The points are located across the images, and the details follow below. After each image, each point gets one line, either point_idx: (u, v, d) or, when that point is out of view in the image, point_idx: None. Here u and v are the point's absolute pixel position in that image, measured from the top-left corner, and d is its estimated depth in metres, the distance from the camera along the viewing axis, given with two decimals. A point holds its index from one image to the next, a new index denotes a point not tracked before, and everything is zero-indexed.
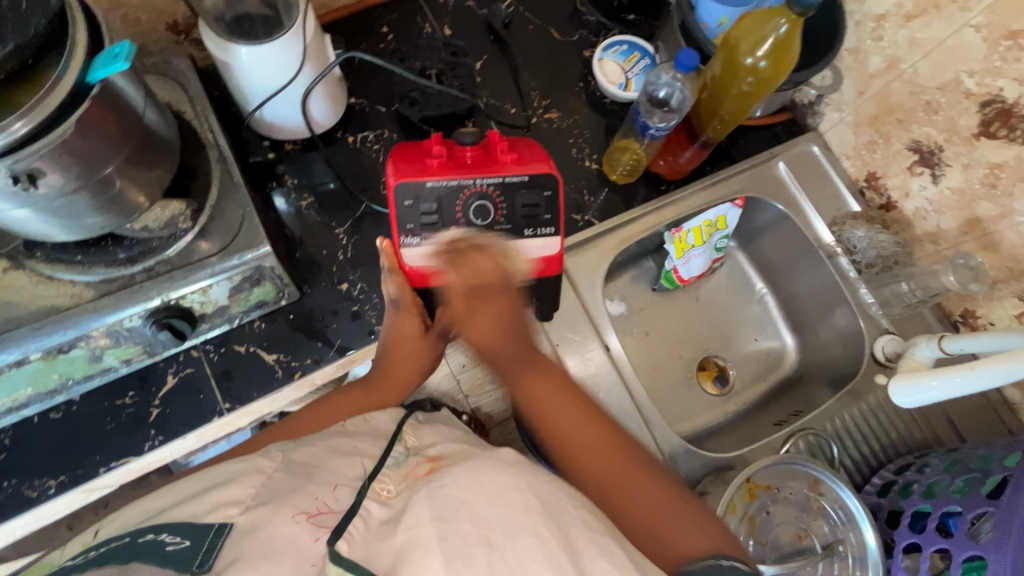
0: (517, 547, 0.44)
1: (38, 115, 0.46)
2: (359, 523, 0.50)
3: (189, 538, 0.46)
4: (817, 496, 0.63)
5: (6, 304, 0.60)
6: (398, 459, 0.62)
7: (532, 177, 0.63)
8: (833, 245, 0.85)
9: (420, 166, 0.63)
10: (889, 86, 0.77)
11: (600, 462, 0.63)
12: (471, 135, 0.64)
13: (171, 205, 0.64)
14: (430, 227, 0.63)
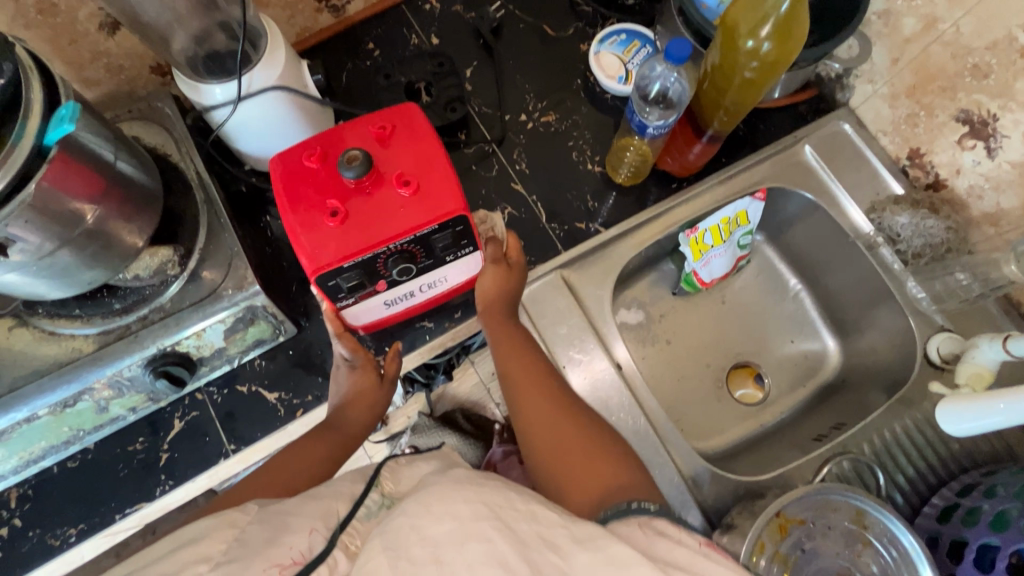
0: (469, 553, 0.40)
1: (8, 173, 0.47)
2: (325, 571, 0.45)
3: None
4: (862, 529, 0.56)
5: (11, 363, 0.62)
6: (371, 508, 0.55)
7: (442, 221, 0.58)
8: (872, 234, 0.76)
9: (323, 232, 0.57)
10: (927, 50, 0.67)
11: (551, 428, 0.62)
12: (355, 171, 0.56)
13: (159, 252, 0.64)
14: (359, 291, 0.61)
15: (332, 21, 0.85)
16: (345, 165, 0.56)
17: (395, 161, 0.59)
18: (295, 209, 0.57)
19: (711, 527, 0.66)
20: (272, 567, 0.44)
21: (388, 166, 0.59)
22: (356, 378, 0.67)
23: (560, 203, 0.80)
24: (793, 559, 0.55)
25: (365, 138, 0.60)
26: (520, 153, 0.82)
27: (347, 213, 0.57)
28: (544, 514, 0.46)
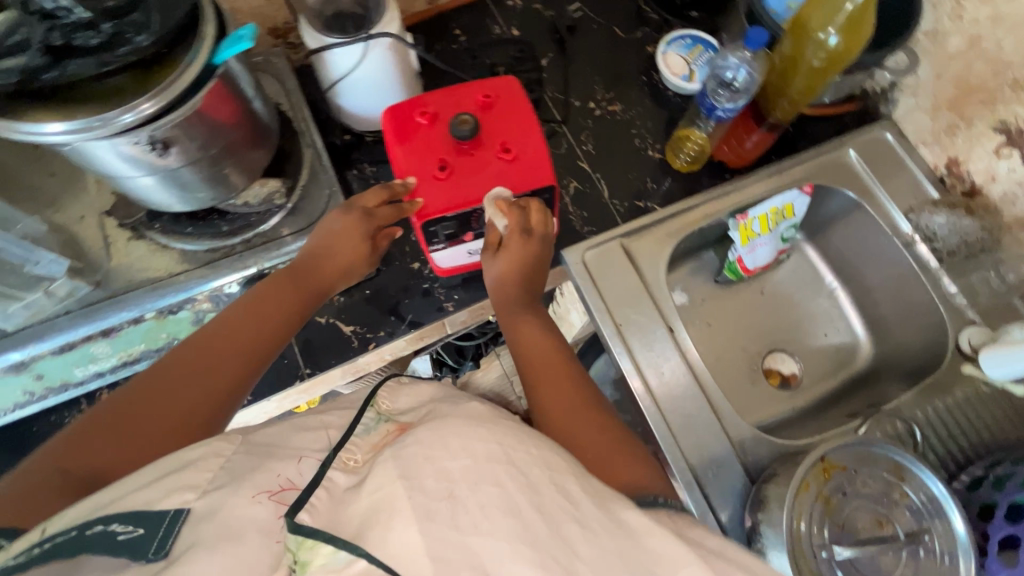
0: (481, 495, 0.43)
1: (164, 97, 0.52)
2: (322, 494, 0.48)
3: (143, 526, 0.43)
4: (899, 482, 0.61)
5: (127, 268, 0.69)
6: (370, 425, 0.61)
7: (534, 188, 0.66)
8: (911, 233, 0.81)
9: (431, 183, 0.64)
10: (970, 66, 0.75)
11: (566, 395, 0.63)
12: (465, 133, 0.64)
13: (269, 183, 0.72)
14: (452, 239, 0.69)
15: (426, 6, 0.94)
16: (457, 126, 0.64)
17: (497, 129, 0.66)
18: (408, 160, 0.65)
19: (751, 483, 0.70)
20: (261, 494, 0.48)
21: (491, 132, 0.66)
22: (344, 222, 0.67)
23: (621, 182, 0.87)
24: (835, 500, 0.60)
25: (470, 106, 0.67)
26: (587, 135, 0.89)
27: (453, 169, 0.65)
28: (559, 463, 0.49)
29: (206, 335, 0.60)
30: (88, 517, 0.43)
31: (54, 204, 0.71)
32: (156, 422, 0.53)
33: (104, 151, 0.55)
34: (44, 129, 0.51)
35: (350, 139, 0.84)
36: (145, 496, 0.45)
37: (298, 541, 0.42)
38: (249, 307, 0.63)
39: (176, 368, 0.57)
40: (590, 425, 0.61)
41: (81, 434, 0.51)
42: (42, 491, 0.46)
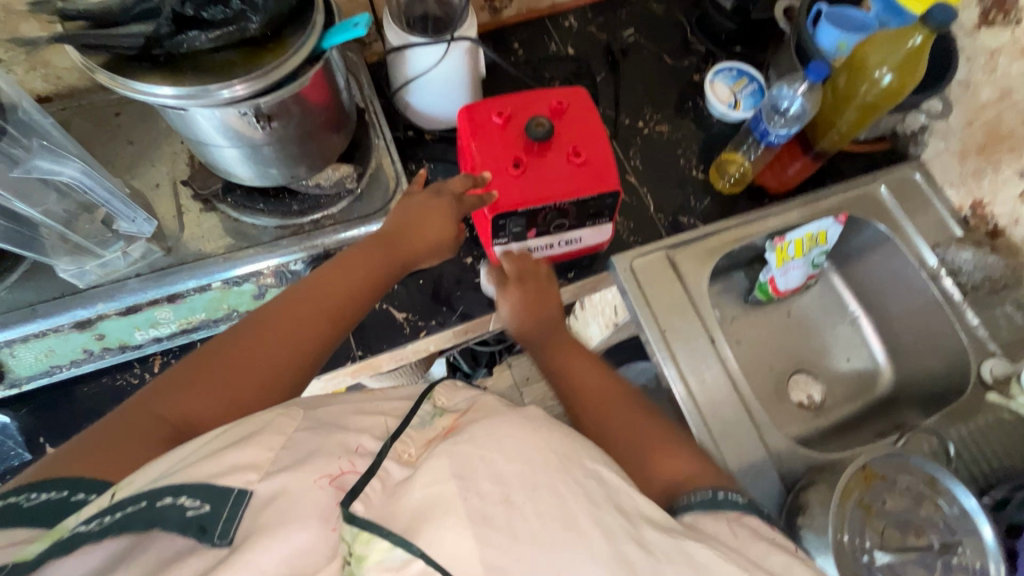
0: (538, 504, 0.40)
1: (260, 81, 0.54)
2: (376, 485, 0.44)
3: (209, 501, 0.39)
4: (934, 494, 0.64)
5: (200, 238, 0.71)
6: (424, 419, 0.54)
7: (599, 193, 0.69)
8: (936, 266, 0.86)
9: (504, 178, 0.68)
10: (1000, 115, 0.81)
11: (602, 404, 0.66)
12: (540, 134, 0.68)
13: (341, 168, 0.74)
14: (518, 234, 0.72)
15: (489, 19, 1.00)
16: (533, 128, 0.68)
17: (568, 134, 0.71)
18: (483, 156, 0.69)
19: (786, 491, 0.72)
20: (323, 478, 0.44)
21: (563, 136, 0.70)
22: (432, 200, 0.69)
23: (666, 198, 0.91)
24: (874, 507, 0.63)
25: (543, 111, 0.71)
26: (635, 152, 0.94)
27: (526, 167, 0.68)
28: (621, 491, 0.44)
29: (294, 297, 0.59)
30: (149, 488, 0.39)
31: (130, 170, 0.73)
32: (235, 383, 0.52)
33: (208, 119, 0.58)
34: (157, 90, 0.53)
35: (412, 135, 0.87)
36: (206, 471, 0.41)
37: (354, 534, 0.39)
38: (335, 272, 0.62)
39: (263, 327, 0.56)
40: (630, 425, 0.63)
41: (170, 384, 0.51)
42: (142, 439, 0.46)
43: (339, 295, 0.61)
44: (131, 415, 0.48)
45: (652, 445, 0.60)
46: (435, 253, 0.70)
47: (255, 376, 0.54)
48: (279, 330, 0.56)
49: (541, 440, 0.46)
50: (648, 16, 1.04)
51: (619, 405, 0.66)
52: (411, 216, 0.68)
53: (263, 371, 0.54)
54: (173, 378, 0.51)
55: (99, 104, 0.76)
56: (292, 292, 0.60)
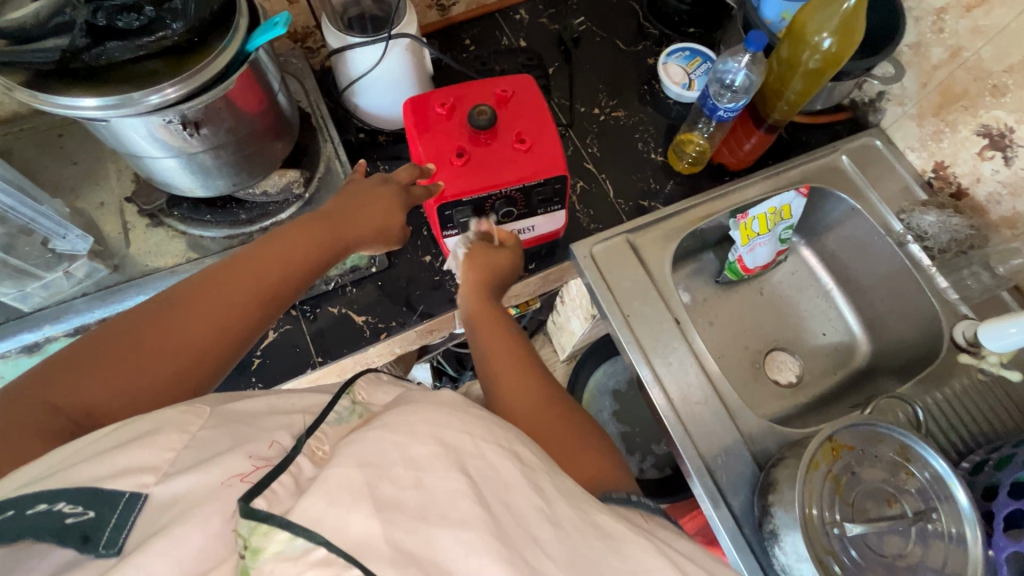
0: (447, 483, 0.38)
1: (187, 84, 0.54)
2: (287, 482, 0.38)
3: (94, 508, 0.34)
4: (906, 462, 0.63)
5: (147, 253, 0.70)
6: (341, 415, 0.50)
7: (546, 178, 0.68)
8: (903, 232, 0.84)
9: (448, 169, 0.67)
10: (953, 75, 0.80)
11: (540, 409, 0.59)
12: (481, 123, 0.67)
13: (287, 174, 0.74)
14: (466, 226, 0.72)
15: (436, 17, 0.98)
16: (474, 117, 0.67)
17: (512, 122, 0.70)
18: (426, 149, 0.68)
19: (759, 470, 0.71)
20: (232, 477, 0.38)
21: (507, 124, 0.69)
22: (379, 193, 0.64)
23: (626, 183, 0.90)
24: (843, 479, 0.62)
25: (487, 99, 0.70)
26: (592, 139, 0.93)
27: (470, 157, 0.67)
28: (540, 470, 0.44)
29: (217, 272, 0.52)
30: (19, 495, 0.34)
31: (75, 191, 0.72)
32: (149, 374, 0.46)
33: (134, 127, 0.56)
34: (80, 103, 0.52)
35: (363, 137, 0.86)
36: (88, 473, 0.36)
37: (250, 528, 0.33)
38: (267, 252, 0.55)
39: (178, 306, 0.49)
40: (569, 439, 0.58)
41: (64, 372, 0.44)
42: (23, 431, 0.40)
43: (273, 274, 0.54)
44: (8, 404, 0.41)
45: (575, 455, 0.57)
46: (382, 239, 0.65)
47: (169, 367, 0.47)
48: (197, 310, 0.50)
49: (459, 416, 0.45)
50: (599, 4, 1.04)
51: (560, 417, 0.59)
52: (351, 201, 0.63)
53: (176, 357, 0.48)
54: (65, 361, 0.45)
55: (43, 127, 0.76)
56: (211, 270, 0.53)
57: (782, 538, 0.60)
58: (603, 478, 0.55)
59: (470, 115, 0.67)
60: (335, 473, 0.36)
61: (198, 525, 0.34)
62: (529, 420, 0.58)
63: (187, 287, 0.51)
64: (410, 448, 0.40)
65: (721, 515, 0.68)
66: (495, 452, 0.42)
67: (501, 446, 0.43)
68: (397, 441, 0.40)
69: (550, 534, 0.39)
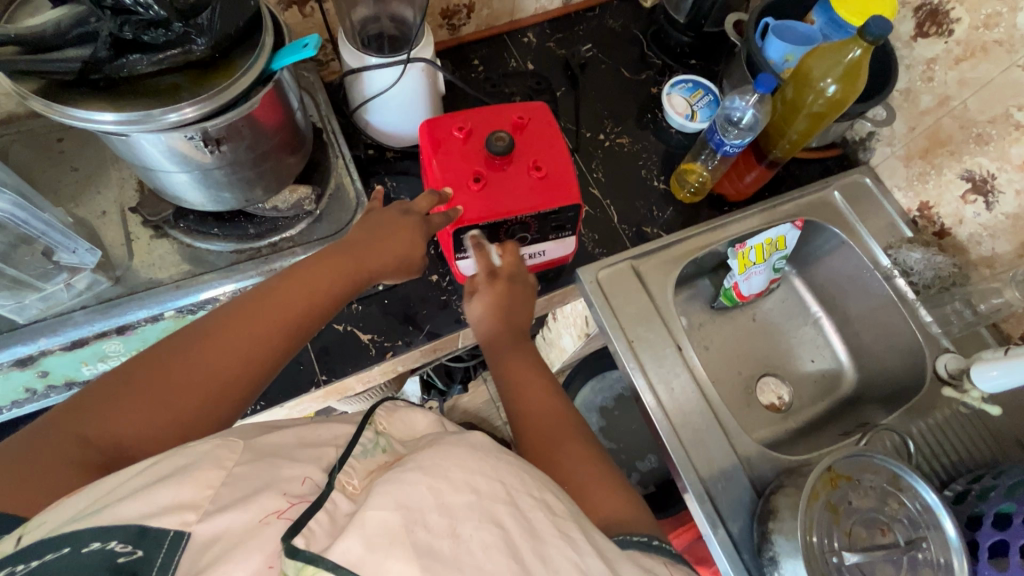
0: (483, 535, 0.39)
1: (206, 105, 0.53)
2: (324, 517, 0.40)
3: (142, 548, 0.35)
4: (897, 491, 0.65)
5: (150, 266, 0.68)
6: (367, 447, 0.52)
7: (561, 207, 0.69)
8: (890, 267, 0.88)
9: (465, 193, 0.68)
10: (940, 121, 0.85)
11: (547, 427, 0.64)
12: (499, 149, 0.68)
13: (298, 190, 0.73)
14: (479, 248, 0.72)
15: (447, 37, 1.00)
16: (493, 142, 0.68)
17: (529, 149, 0.71)
18: (443, 171, 0.68)
19: (757, 496, 0.73)
20: (269, 514, 0.40)
21: (523, 151, 0.71)
22: (398, 220, 0.65)
23: (629, 208, 0.92)
24: (840, 508, 0.64)
25: (504, 126, 0.72)
26: (597, 164, 0.95)
27: (486, 181, 0.68)
28: (564, 508, 0.45)
29: (247, 304, 0.54)
30: (69, 531, 0.35)
31: (75, 199, 0.70)
32: (176, 402, 0.48)
33: (153, 142, 0.55)
34: (97, 118, 0.51)
35: (372, 152, 0.85)
36: (135, 509, 0.37)
37: (296, 567, 0.35)
38: (290, 285, 0.56)
39: (207, 338, 0.51)
40: (574, 457, 0.61)
41: (96, 403, 0.46)
42: (59, 463, 0.41)
43: (299, 305, 0.56)
44: (48, 435, 0.43)
45: (582, 476, 0.59)
46: (403, 270, 0.66)
47: (196, 398, 0.49)
48: (224, 343, 0.51)
49: (490, 462, 0.45)
50: (605, 31, 1.06)
51: (567, 437, 0.63)
52: (369, 229, 0.64)
53: (201, 388, 0.49)
54: (100, 394, 0.46)
55: (41, 130, 0.73)
56: (239, 302, 0.54)
57: (782, 565, 0.62)
58: (621, 513, 0.55)
59: (487, 141, 0.68)
60: (379, 516, 0.38)
61: (243, 560, 0.36)
62: (537, 439, 0.63)
63: (218, 318, 0.53)
64: (451, 496, 0.41)
65: (720, 538, 0.69)
66: (531, 504, 0.43)
67: (529, 494, 0.44)
68: (436, 485, 0.41)
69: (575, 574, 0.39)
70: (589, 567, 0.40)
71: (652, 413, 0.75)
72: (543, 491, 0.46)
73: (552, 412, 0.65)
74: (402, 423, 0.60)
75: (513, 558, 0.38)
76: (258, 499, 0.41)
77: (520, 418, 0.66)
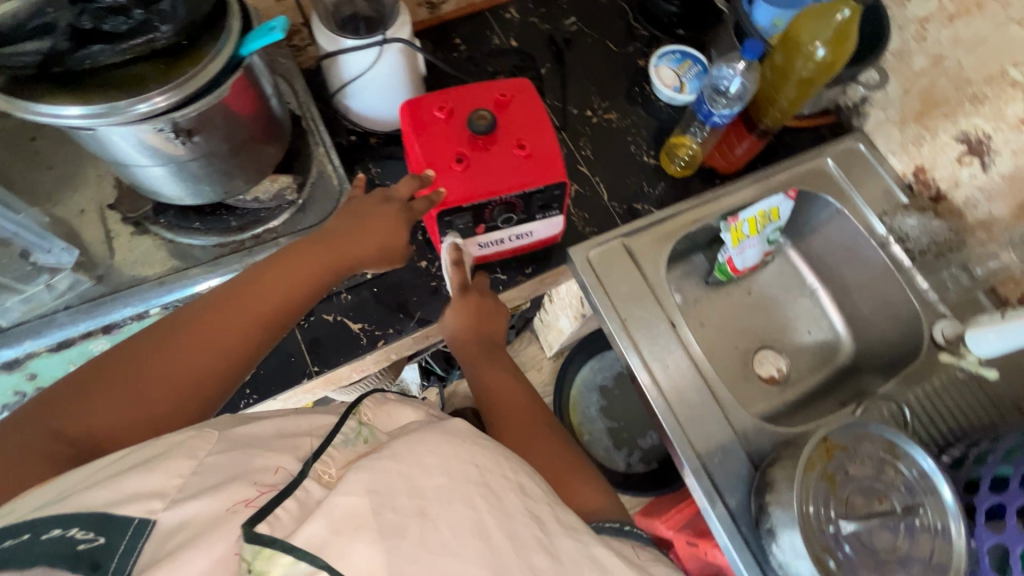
0: (450, 514, 0.39)
1: (179, 93, 0.51)
2: (291, 507, 0.40)
3: (105, 535, 0.36)
4: (893, 459, 0.65)
5: (132, 263, 0.67)
6: (348, 438, 0.51)
7: (548, 185, 0.68)
8: (887, 235, 0.87)
9: (448, 174, 0.66)
10: (934, 83, 0.83)
11: (518, 417, 0.67)
12: (482, 128, 0.66)
13: (279, 179, 0.72)
14: (465, 231, 0.71)
15: (427, 16, 0.97)
16: (476, 122, 0.67)
17: (512, 126, 0.69)
18: (425, 153, 0.67)
19: (754, 469, 0.73)
20: (238, 503, 0.40)
21: (506, 129, 0.69)
22: (379, 209, 0.64)
23: (619, 185, 0.90)
24: (837, 477, 0.64)
25: (487, 104, 0.70)
26: (585, 142, 0.93)
27: (469, 161, 0.67)
28: (530, 488, 0.45)
29: (221, 298, 0.54)
30: (32, 518, 0.36)
31: (52, 198, 0.69)
32: (148, 396, 0.48)
33: (123, 138, 0.54)
34: (64, 112, 0.49)
35: (354, 139, 0.83)
36: (102, 497, 0.38)
37: (254, 553, 0.35)
38: (269, 277, 0.56)
39: (181, 332, 0.51)
40: (540, 442, 0.64)
41: (71, 395, 0.46)
42: (26, 455, 0.41)
43: (273, 299, 0.55)
44: (21, 428, 0.43)
45: (556, 461, 0.62)
46: (384, 260, 0.65)
47: (168, 392, 0.49)
48: (198, 337, 0.51)
49: (467, 448, 0.45)
50: (590, 3, 1.03)
51: (532, 424, 0.67)
52: (347, 220, 0.63)
53: (176, 381, 0.49)
54: (74, 386, 0.46)
55: (11, 129, 0.71)
56: (212, 296, 0.54)
57: (780, 536, 0.62)
58: (593, 507, 0.58)
59: (470, 120, 0.67)
60: (344, 503, 0.38)
61: (204, 549, 0.36)
62: (505, 429, 0.66)
63: (191, 312, 0.53)
64: (421, 479, 0.40)
65: (718, 513, 0.69)
66: (499, 482, 0.43)
67: (503, 476, 0.44)
68: (403, 471, 0.41)
69: (539, 555, 0.40)
70: (552, 547, 0.41)
71: (648, 393, 0.74)
72: (517, 474, 0.46)
73: (523, 407, 0.69)
74: (386, 415, 0.59)
75: (475, 536, 0.38)
76: (229, 489, 0.41)
77: (497, 417, 0.68)
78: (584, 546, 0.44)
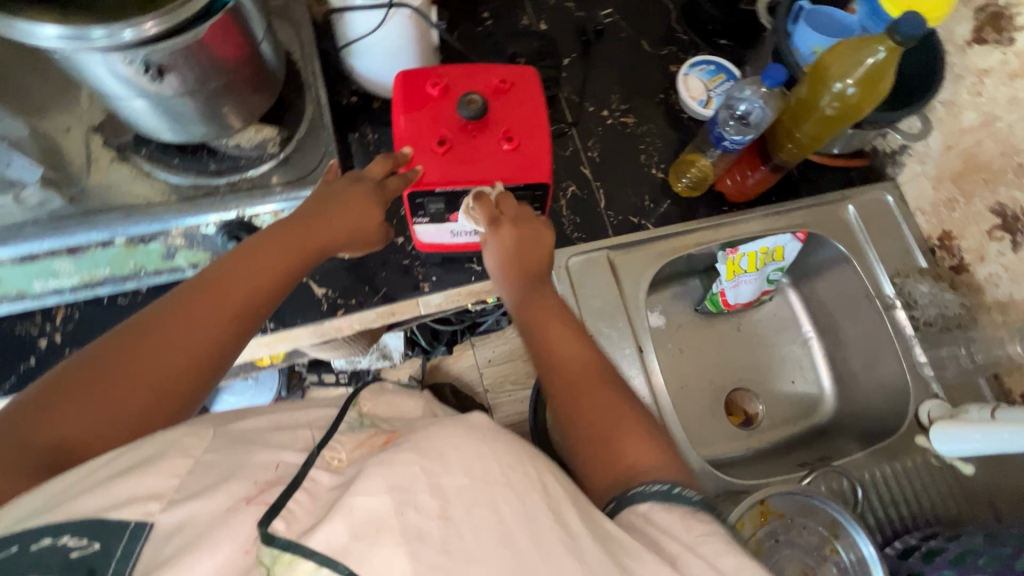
0: (474, 518, 0.36)
1: (170, 21, 0.50)
2: (303, 498, 0.40)
3: (98, 539, 0.36)
4: (832, 537, 0.62)
5: (106, 188, 0.67)
6: (354, 424, 0.54)
7: (527, 184, 0.65)
8: (893, 297, 0.81)
9: (427, 156, 0.64)
10: (979, 143, 0.76)
11: (573, 378, 0.59)
12: (470, 113, 0.63)
13: (264, 130, 0.71)
14: (438, 215, 0.69)
15: None
16: (464, 106, 0.63)
17: (502, 115, 0.66)
18: (409, 129, 0.64)
19: None
20: (239, 501, 0.39)
21: (497, 118, 0.66)
22: (351, 189, 0.63)
23: (620, 196, 0.84)
24: (766, 544, 0.63)
25: (482, 88, 0.67)
26: (594, 142, 0.88)
27: (451, 145, 0.64)
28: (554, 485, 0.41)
29: (194, 291, 0.52)
30: (22, 528, 0.35)
31: (42, 112, 0.69)
32: (135, 391, 0.46)
33: (98, 67, 0.53)
34: (39, 30, 0.47)
35: (355, 100, 0.81)
36: (95, 503, 0.37)
37: (273, 556, 0.35)
38: (244, 263, 0.55)
39: (151, 329, 0.49)
40: (591, 400, 0.57)
41: (38, 407, 0.43)
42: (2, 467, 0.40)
43: (250, 283, 0.54)
44: None
45: (608, 415, 0.55)
46: (360, 240, 0.65)
47: (152, 384, 0.47)
48: (170, 329, 0.49)
49: (487, 439, 0.43)
50: None
51: (583, 376, 0.59)
52: (321, 206, 0.62)
53: (159, 371, 0.48)
54: (43, 399, 0.44)
55: None
56: (190, 288, 0.52)
57: None
58: (647, 459, 0.50)
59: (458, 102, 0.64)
60: (365, 503, 0.36)
61: (197, 547, 0.35)
62: (556, 385, 0.60)
63: (162, 306, 0.51)
64: (442, 476, 0.38)
65: None
66: (523, 478, 0.40)
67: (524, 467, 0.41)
68: (430, 467, 0.38)
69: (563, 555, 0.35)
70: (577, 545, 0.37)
71: None
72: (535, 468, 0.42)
73: (575, 357, 0.61)
74: (370, 397, 0.61)
75: (502, 540, 0.35)
76: (226, 488, 0.40)
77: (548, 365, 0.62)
78: (611, 540, 0.39)
